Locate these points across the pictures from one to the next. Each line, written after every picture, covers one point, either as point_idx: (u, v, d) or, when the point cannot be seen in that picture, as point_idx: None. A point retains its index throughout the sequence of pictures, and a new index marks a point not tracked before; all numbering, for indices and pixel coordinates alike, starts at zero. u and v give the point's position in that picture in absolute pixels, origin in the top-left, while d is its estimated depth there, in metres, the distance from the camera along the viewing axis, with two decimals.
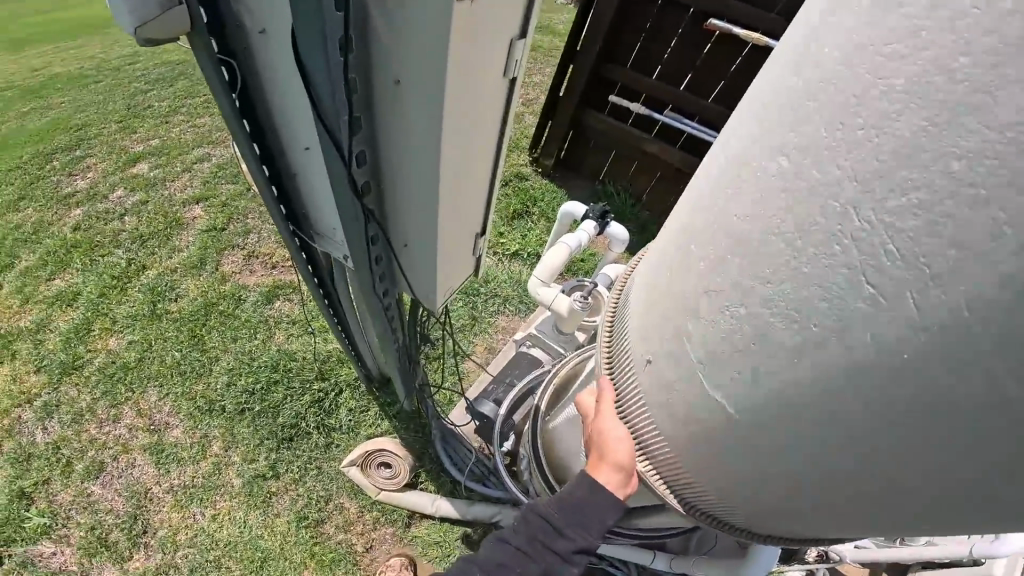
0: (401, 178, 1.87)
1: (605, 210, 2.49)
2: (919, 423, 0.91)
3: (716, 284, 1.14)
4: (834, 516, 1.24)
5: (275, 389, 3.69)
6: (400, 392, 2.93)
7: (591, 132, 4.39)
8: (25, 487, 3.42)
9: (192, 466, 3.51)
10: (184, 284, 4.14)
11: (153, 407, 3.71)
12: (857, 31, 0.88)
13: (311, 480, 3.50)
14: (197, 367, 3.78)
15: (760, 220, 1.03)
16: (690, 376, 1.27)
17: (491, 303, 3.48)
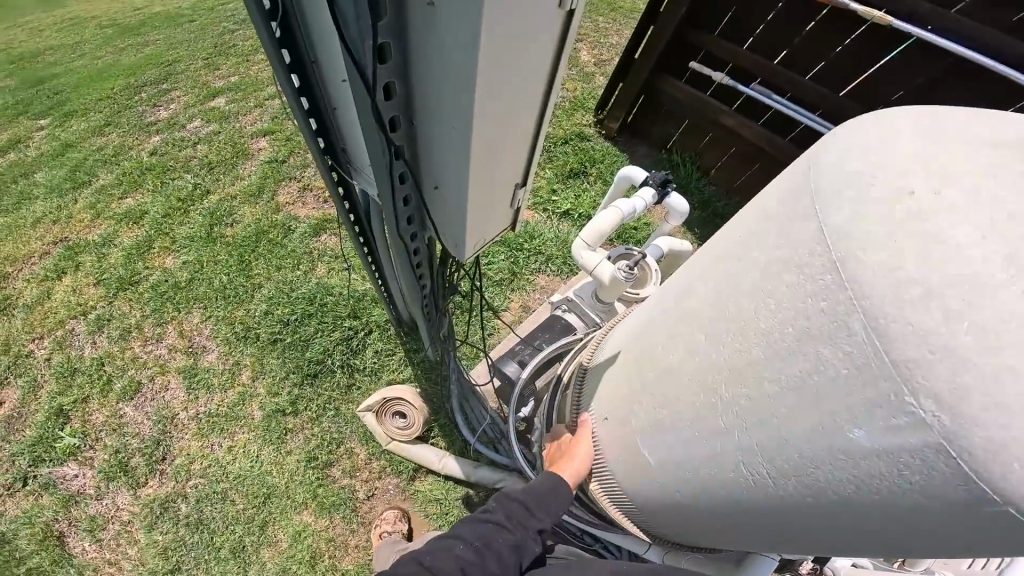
0: (433, 121, 1.80)
1: (667, 179, 2.45)
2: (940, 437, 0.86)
3: (777, 257, 1.10)
4: (824, 530, 1.19)
5: (308, 321, 3.80)
6: (425, 338, 2.96)
7: (663, 98, 4.35)
8: (64, 405, 3.71)
9: (219, 394, 3.69)
10: (241, 211, 4.34)
11: (194, 329, 3.90)
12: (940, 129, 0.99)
13: (328, 420, 3.58)
14: (241, 292, 3.95)
15: (835, 204, 1.01)
16: (725, 351, 1.24)
17: (533, 260, 3.44)
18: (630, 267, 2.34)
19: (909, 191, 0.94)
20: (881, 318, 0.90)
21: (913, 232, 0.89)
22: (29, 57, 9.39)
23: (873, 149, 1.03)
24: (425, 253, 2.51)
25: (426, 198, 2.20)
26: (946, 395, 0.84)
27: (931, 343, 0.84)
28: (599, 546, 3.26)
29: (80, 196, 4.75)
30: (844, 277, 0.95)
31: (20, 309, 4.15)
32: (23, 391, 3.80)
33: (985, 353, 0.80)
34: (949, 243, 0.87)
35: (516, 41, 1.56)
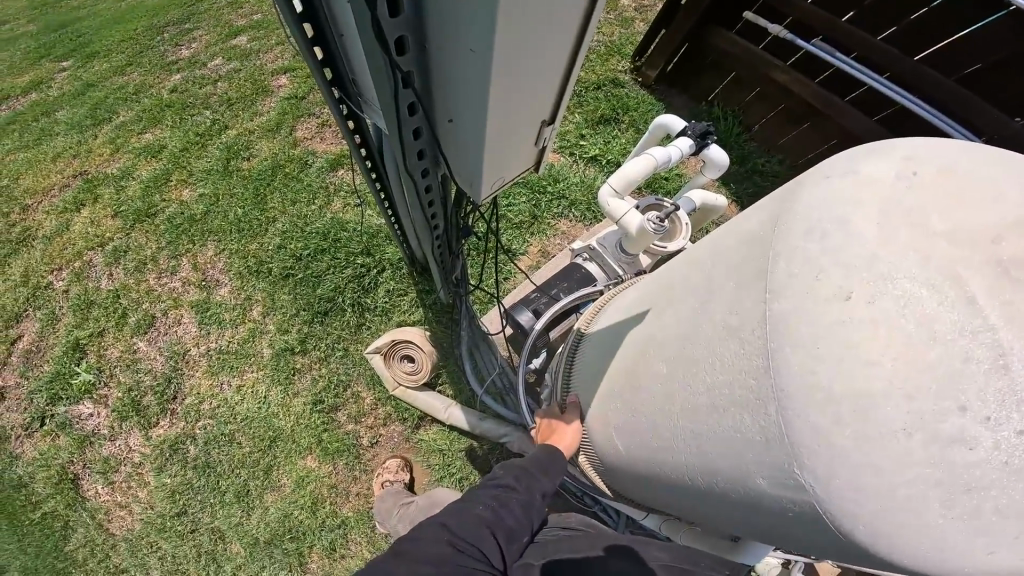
0: (447, 47, 1.62)
1: (707, 129, 2.28)
2: (901, 498, 0.94)
3: (794, 274, 1.07)
4: (772, 534, 1.32)
5: (321, 257, 3.76)
6: (437, 279, 2.91)
7: (711, 49, 4.17)
8: (81, 339, 3.77)
9: (230, 331, 3.71)
10: (259, 145, 4.29)
11: (208, 263, 3.91)
12: (984, 204, 0.99)
13: (336, 361, 3.59)
14: (255, 226, 3.93)
15: (849, 254, 1.02)
16: (727, 364, 1.21)
17: (556, 204, 3.34)
18: (659, 220, 2.24)
19: (848, 294, 1.00)
20: (867, 371, 0.95)
21: (906, 305, 0.96)
22: (55, 2, 9.36)
23: (835, 227, 1.06)
24: (438, 192, 2.43)
25: (438, 132, 2.07)
26: (828, 474, 1.00)
27: (901, 408, 0.93)
28: (597, 509, 3.24)
29: (100, 131, 4.75)
30: (771, 361, 1.07)
31: (39, 240, 4.19)
32: (42, 325, 3.87)
33: (943, 428, 0.91)
34: (864, 356, 0.96)
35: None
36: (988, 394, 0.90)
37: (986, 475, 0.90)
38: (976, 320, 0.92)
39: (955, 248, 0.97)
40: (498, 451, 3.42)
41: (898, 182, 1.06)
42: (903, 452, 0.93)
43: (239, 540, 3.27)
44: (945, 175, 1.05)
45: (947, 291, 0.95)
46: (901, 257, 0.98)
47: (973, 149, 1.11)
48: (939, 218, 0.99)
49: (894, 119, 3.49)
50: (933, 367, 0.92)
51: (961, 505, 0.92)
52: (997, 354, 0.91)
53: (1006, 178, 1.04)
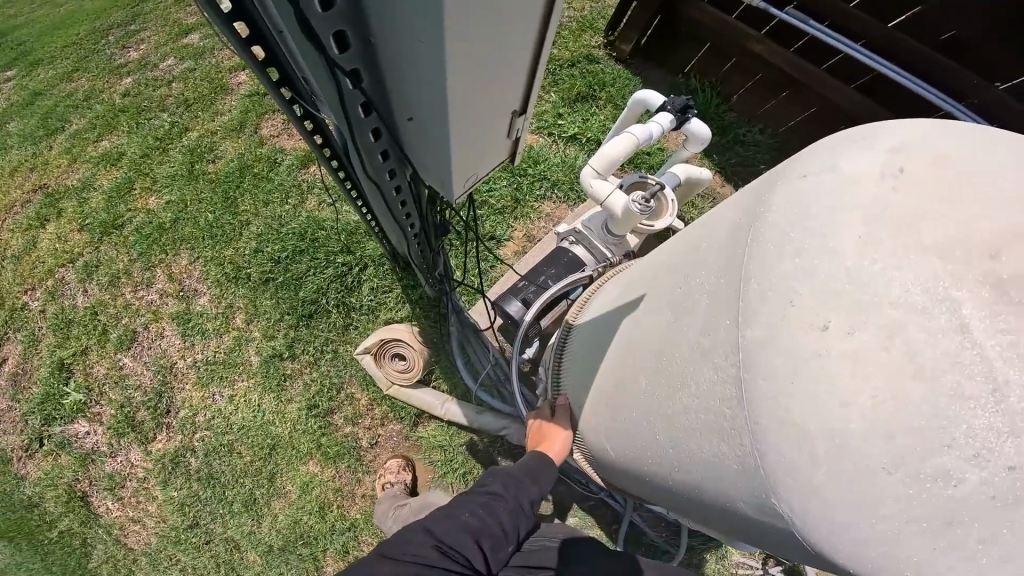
0: (396, 50, 1.52)
1: (687, 104, 2.18)
2: (884, 531, 0.94)
3: (770, 298, 1.02)
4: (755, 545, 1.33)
5: (300, 258, 3.63)
6: (421, 276, 2.82)
7: (684, 22, 3.97)
8: (65, 358, 3.64)
9: (214, 342, 3.60)
10: (223, 145, 4.10)
11: (184, 273, 3.76)
12: (974, 221, 0.94)
13: (326, 364, 3.51)
14: (229, 231, 3.77)
15: (828, 276, 0.97)
16: (703, 386, 1.18)
17: (538, 186, 3.23)
18: (644, 199, 2.15)
19: (824, 325, 0.96)
20: (847, 404, 0.92)
21: (888, 335, 0.92)
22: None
23: (812, 245, 1.01)
24: (409, 190, 2.34)
25: (402, 133, 1.96)
26: (803, 508, 1.00)
27: (885, 444, 0.90)
28: (603, 495, 3.19)
29: (55, 142, 4.52)
30: (745, 393, 1.04)
31: (7, 260, 4.01)
32: (23, 346, 3.73)
33: (925, 465, 0.89)
34: (840, 391, 0.93)
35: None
36: (975, 428, 0.88)
37: (969, 498, 0.89)
38: (965, 350, 0.90)
39: (937, 270, 0.93)
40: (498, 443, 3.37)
41: (884, 188, 1.01)
42: (881, 487, 0.91)
43: (254, 549, 3.24)
44: (933, 185, 0.99)
45: (931, 323, 0.91)
46: (881, 283, 0.94)
47: (970, 151, 1.05)
48: (924, 239, 0.95)
49: (873, 85, 3.39)
50: (911, 403, 0.90)
51: (943, 534, 0.91)
52: (987, 386, 0.88)
53: (999, 186, 0.98)
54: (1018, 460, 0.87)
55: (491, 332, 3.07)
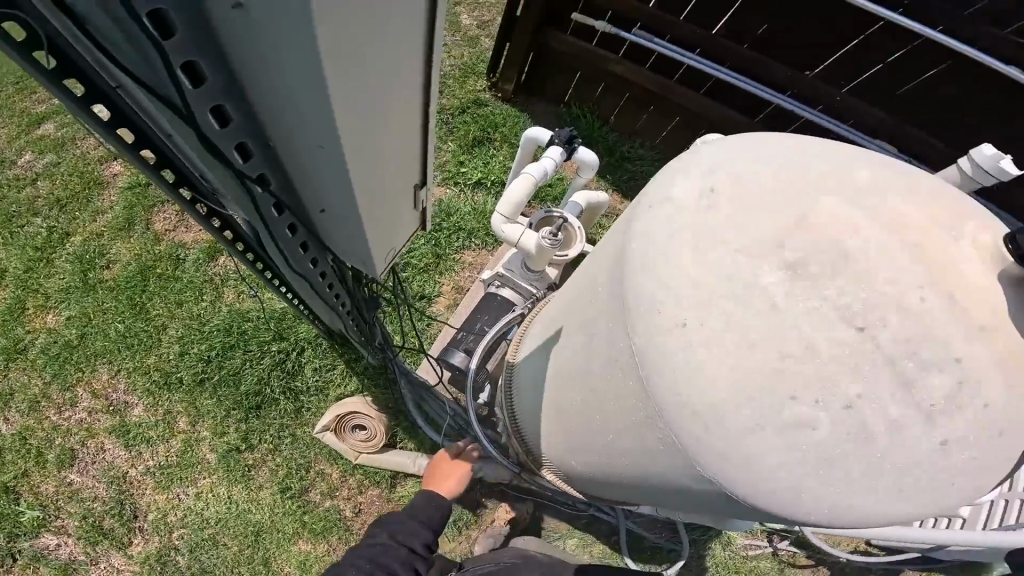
0: (295, 152, 1.49)
1: (573, 133, 2.15)
2: (784, 477, 1.13)
3: (646, 308, 1.24)
4: (713, 512, 1.49)
5: (232, 352, 3.42)
6: (360, 344, 2.67)
7: (552, 55, 3.87)
8: (6, 482, 3.24)
9: (162, 447, 3.34)
10: (115, 248, 3.75)
11: (107, 386, 3.44)
12: (769, 217, 1.20)
13: (288, 448, 3.34)
14: (145, 340, 3.49)
15: (679, 284, 1.20)
16: (624, 389, 1.36)
17: (456, 238, 3.17)
18: (553, 233, 2.10)
19: (682, 322, 1.18)
20: (715, 379, 1.14)
21: (732, 320, 1.14)
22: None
23: (659, 260, 1.25)
24: (335, 274, 2.24)
25: (317, 225, 1.87)
26: (720, 472, 1.18)
27: (752, 405, 1.12)
28: (593, 509, 3.32)
29: None
30: (649, 386, 1.25)
31: None
32: None
33: (786, 414, 1.10)
34: (706, 370, 1.15)
35: (361, 22, 1.15)
36: (812, 381, 1.09)
37: (836, 451, 1.09)
38: (785, 323, 1.12)
39: (752, 259, 1.17)
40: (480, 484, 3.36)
41: (702, 209, 1.26)
42: (759, 441, 1.12)
43: None
44: (734, 195, 1.26)
45: (763, 303, 1.13)
46: (720, 280, 1.17)
47: (760, 160, 1.32)
48: (737, 239, 1.19)
49: (716, 89, 3.59)
50: (762, 367, 1.11)
51: (823, 476, 1.11)
52: (812, 346, 1.10)
53: (782, 184, 1.25)
54: (852, 400, 1.08)
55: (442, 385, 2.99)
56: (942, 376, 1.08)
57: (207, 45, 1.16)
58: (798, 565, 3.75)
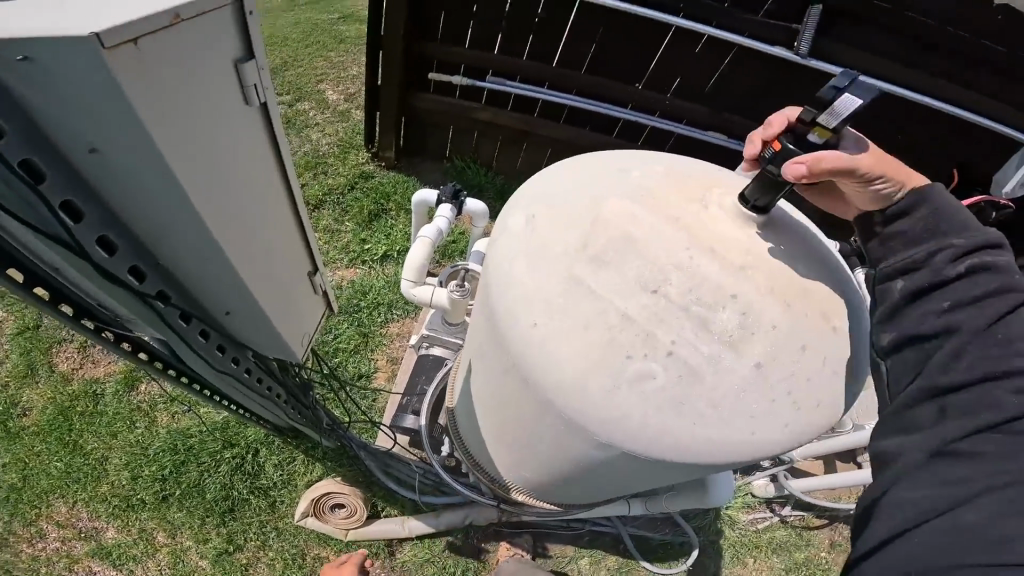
0: (180, 258, 1.45)
1: (457, 187, 2.29)
2: (656, 424, 1.34)
3: (509, 323, 1.43)
4: (642, 474, 1.68)
5: (187, 467, 3.39)
6: (313, 434, 2.65)
7: (423, 114, 4.01)
8: None
9: (151, 563, 3.14)
10: (25, 396, 3.55)
11: (74, 514, 3.25)
12: (575, 224, 1.46)
13: (277, 539, 3.28)
14: (90, 471, 3.36)
15: (526, 297, 1.41)
16: (524, 396, 1.53)
17: (378, 314, 3.33)
18: (461, 284, 2.16)
19: (535, 322, 1.39)
20: (574, 364, 1.35)
21: (570, 310, 1.37)
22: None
23: (508, 283, 1.45)
24: (264, 370, 2.14)
25: (229, 326, 1.79)
26: (614, 435, 1.38)
27: (605, 373, 1.34)
28: (590, 522, 3.44)
29: None
30: (536, 387, 1.43)
31: None
32: None
33: (631, 372, 1.33)
34: (563, 357, 1.36)
35: (204, 125, 1.23)
36: (638, 340, 1.33)
37: (681, 389, 1.32)
38: (604, 304, 1.35)
39: (571, 259, 1.41)
40: (475, 531, 3.34)
41: (528, 233, 1.50)
42: (620, 400, 1.34)
43: None
44: (549, 213, 1.52)
45: (587, 290, 1.37)
46: (553, 282, 1.40)
47: (562, 183, 1.60)
48: (557, 246, 1.44)
49: (574, 116, 3.92)
50: (600, 342, 1.34)
51: (679, 413, 1.33)
52: (630, 315, 1.34)
53: (581, 197, 1.53)
54: (669, 344, 1.32)
55: (401, 447, 2.96)
56: (744, 322, 1.35)
57: (73, 178, 1.17)
58: (813, 527, 3.84)
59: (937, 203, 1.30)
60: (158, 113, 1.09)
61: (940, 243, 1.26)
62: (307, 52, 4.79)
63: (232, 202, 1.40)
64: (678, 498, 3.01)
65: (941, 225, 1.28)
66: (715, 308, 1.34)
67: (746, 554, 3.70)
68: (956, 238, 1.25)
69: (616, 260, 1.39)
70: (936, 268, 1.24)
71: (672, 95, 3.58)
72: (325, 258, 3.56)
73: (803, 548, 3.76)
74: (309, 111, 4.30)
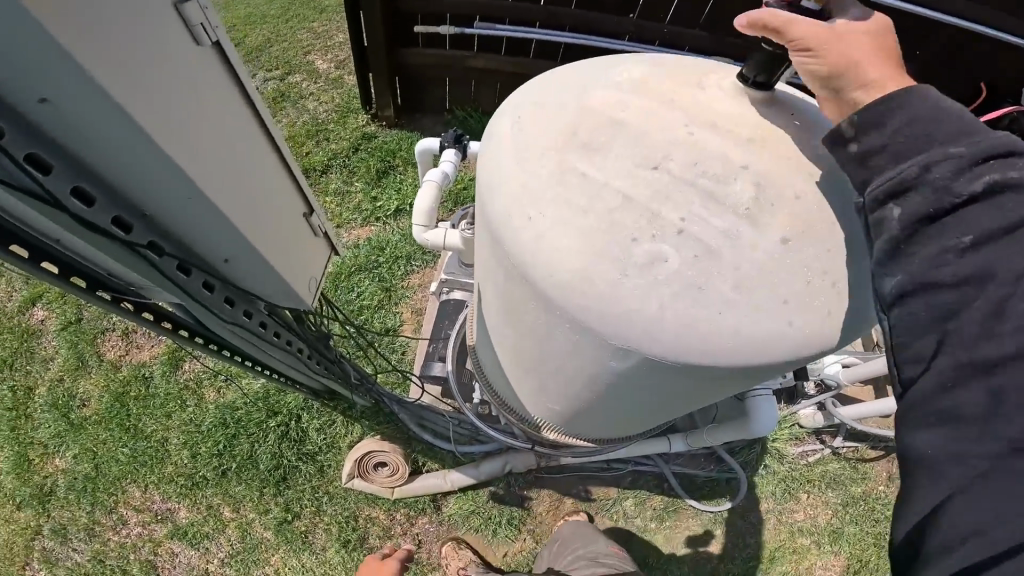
0: (167, 208, 1.46)
1: (460, 133, 2.24)
2: (669, 313, 1.26)
3: (503, 223, 1.40)
4: (668, 391, 1.59)
5: (238, 439, 3.58)
6: (347, 391, 2.75)
7: (415, 71, 3.95)
8: None
9: (222, 539, 3.38)
10: (82, 386, 3.83)
11: (147, 499, 3.50)
12: (567, 117, 1.41)
13: (329, 505, 3.43)
14: (153, 453, 3.59)
15: (518, 192, 1.37)
16: (528, 304, 1.49)
17: (398, 267, 3.44)
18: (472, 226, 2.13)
19: (530, 216, 1.35)
20: (572, 253, 1.30)
21: (563, 200, 1.32)
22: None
23: (499, 182, 1.42)
24: (280, 323, 2.20)
25: (234, 278, 1.83)
26: (622, 332, 1.31)
27: (606, 260, 1.28)
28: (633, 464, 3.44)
29: None
30: (536, 287, 1.38)
31: None
32: None
33: (637, 255, 1.26)
34: (560, 249, 1.31)
35: (153, 62, 1.22)
36: (643, 222, 1.26)
37: (694, 271, 1.24)
38: (603, 187, 1.30)
39: (562, 149, 1.36)
40: (516, 480, 3.41)
41: (516, 132, 1.46)
42: (626, 290, 1.27)
43: None
44: (538, 111, 1.47)
45: (582, 176, 1.32)
46: (545, 174, 1.35)
47: (551, 82, 1.54)
48: (547, 141, 1.39)
49: (570, 52, 3.77)
50: (599, 229, 1.28)
51: (694, 299, 1.25)
52: (632, 196, 1.28)
53: (570, 91, 1.47)
54: (678, 224, 1.25)
55: (431, 398, 2.98)
56: (761, 193, 1.26)
57: (38, 134, 1.16)
58: (868, 459, 3.69)
59: (918, 109, 1.07)
60: (94, 50, 1.05)
61: (933, 154, 1.03)
62: (289, 25, 4.78)
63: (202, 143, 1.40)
64: (719, 431, 2.83)
65: (936, 127, 1.05)
66: (725, 181, 1.26)
67: (799, 489, 3.59)
68: (953, 146, 1.02)
69: (615, 144, 1.33)
70: (940, 186, 1.01)
71: (670, 24, 3.44)
72: (340, 220, 3.65)
73: (859, 482, 3.62)
74: (300, 82, 4.32)
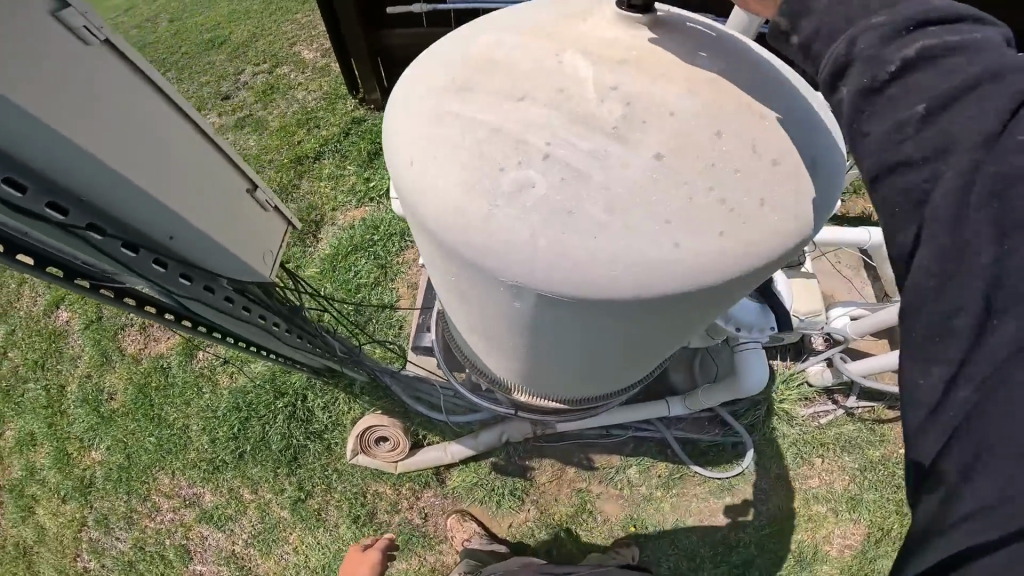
0: (87, 187, 1.49)
1: None
2: (548, 244, 1.23)
3: (394, 175, 1.44)
4: (588, 337, 1.55)
5: (251, 423, 3.71)
6: (344, 366, 2.82)
7: (397, 51, 3.98)
8: None
9: (245, 521, 3.50)
10: (108, 380, 4.04)
11: (174, 485, 3.66)
12: (449, 66, 1.43)
13: (339, 482, 3.53)
14: (177, 440, 3.76)
15: (404, 144, 1.40)
16: (437, 255, 1.50)
17: (393, 244, 3.50)
18: None
19: (413, 163, 1.37)
20: (454, 194, 1.30)
21: (443, 144, 1.34)
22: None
23: (390, 137, 1.46)
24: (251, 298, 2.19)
25: (189, 255, 1.83)
26: (509, 268, 1.29)
27: (482, 196, 1.28)
28: (634, 430, 3.43)
29: None
30: (430, 234, 1.39)
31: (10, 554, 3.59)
32: None
33: (510, 187, 1.26)
34: (441, 192, 1.32)
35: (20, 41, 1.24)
36: (515, 154, 1.26)
37: (567, 197, 1.22)
38: (477, 126, 1.30)
39: (440, 96, 1.38)
40: (516, 450, 3.46)
41: (405, 89, 1.50)
42: (504, 223, 1.26)
43: None
44: (425, 65, 1.50)
45: (458, 119, 1.33)
46: (426, 121, 1.38)
47: (443, 39, 1.57)
48: (427, 92, 1.42)
49: None
50: (477, 166, 1.28)
51: (569, 226, 1.22)
52: (503, 129, 1.28)
53: (455, 43, 1.50)
54: (545, 149, 1.24)
55: (427, 370, 3.03)
56: (630, 112, 1.25)
57: None
58: (884, 420, 3.57)
59: None
60: None
61: (860, 26, 1.00)
62: (275, 21, 4.87)
63: (98, 120, 1.43)
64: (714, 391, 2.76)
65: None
66: (595, 105, 1.26)
67: (811, 453, 3.50)
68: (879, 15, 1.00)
69: (488, 84, 1.34)
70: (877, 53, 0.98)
71: None
72: (335, 204, 3.72)
73: (876, 444, 3.51)
74: (289, 74, 4.40)
